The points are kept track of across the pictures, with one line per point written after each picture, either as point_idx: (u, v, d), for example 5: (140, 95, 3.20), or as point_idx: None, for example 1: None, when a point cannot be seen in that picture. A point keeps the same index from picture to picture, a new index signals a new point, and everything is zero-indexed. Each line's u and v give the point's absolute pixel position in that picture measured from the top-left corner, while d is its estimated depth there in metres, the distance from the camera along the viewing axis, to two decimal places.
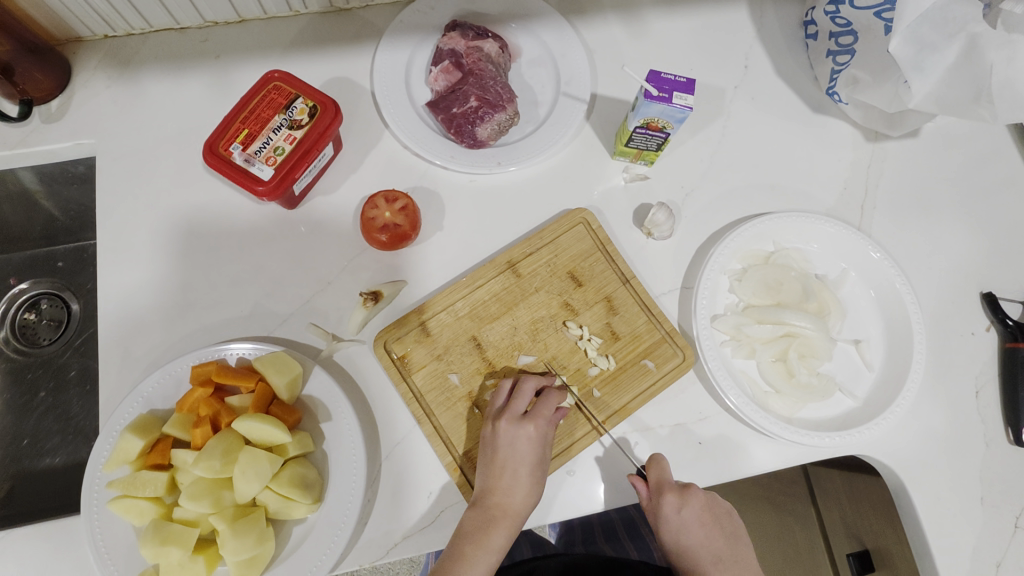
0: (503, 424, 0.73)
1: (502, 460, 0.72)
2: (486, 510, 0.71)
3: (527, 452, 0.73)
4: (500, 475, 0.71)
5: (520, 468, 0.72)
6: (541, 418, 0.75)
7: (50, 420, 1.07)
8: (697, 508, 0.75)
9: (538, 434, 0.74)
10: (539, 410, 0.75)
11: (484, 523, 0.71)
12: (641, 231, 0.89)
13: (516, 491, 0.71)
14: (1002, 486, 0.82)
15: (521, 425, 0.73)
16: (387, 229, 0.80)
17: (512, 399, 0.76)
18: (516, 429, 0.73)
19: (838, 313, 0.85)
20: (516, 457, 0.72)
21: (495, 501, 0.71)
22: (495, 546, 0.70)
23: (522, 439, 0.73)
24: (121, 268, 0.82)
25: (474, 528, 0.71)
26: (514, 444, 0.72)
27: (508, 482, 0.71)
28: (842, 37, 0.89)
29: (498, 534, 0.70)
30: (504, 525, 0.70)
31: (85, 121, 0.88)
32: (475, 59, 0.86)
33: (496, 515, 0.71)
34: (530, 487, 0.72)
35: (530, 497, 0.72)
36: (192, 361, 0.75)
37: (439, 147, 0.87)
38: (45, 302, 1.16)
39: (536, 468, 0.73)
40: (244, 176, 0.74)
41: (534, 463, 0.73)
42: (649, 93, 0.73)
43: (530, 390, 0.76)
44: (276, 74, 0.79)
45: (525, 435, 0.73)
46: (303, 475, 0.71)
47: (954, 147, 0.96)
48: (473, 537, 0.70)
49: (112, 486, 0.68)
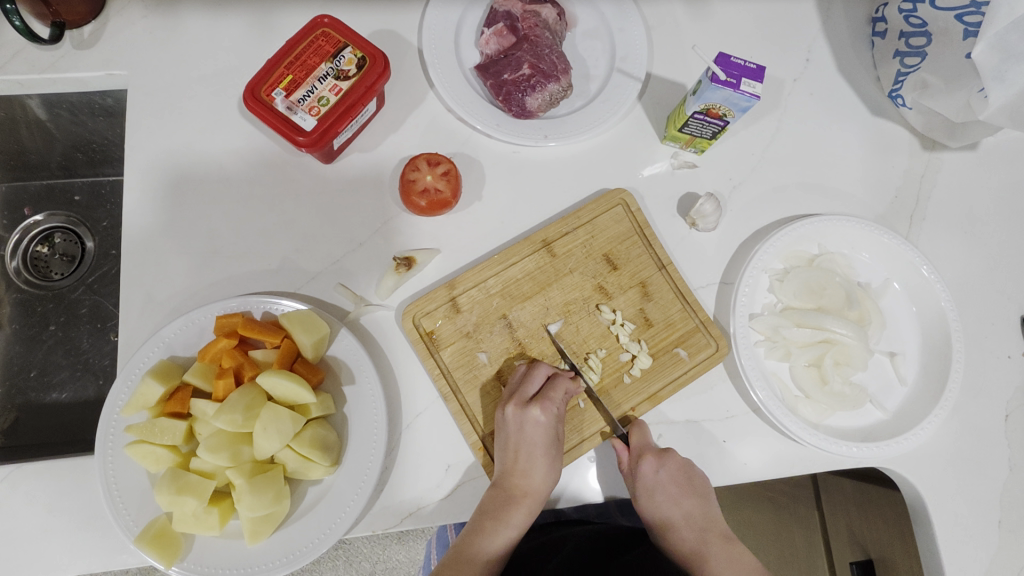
0: (510, 410, 0.72)
1: (515, 445, 0.70)
2: (506, 490, 0.70)
3: (537, 436, 0.71)
4: (515, 458, 0.70)
5: (534, 452, 0.70)
6: (548, 400, 0.72)
7: (58, 355, 1.05)
8: (676, 474, 0.73)
9: (546, 417, 0.71)
10: (547, 392, 0.73)
11: (503, 501, 0.70)
12: (684, 221, 0.86)
13: (533, 473, 0.70)
14: (1020, 511, 0.81)
15: (528, 408, 0.71)
16: (427, 194, 0.77)
17: (522, 384, 0.74)
18: (523, 414, 0.71)
19: (878, 323, 0.83)
20: (526, 441, 0.70)
21: (511, 481, 0.70)
22: (515, 523, 0.70)
23: (531, 423, 0.71)
24: (147, 206, 0.80)
25: (494, 506, 0.70)
26: (523, 428, 0.71)
27: (525, 465, 0.70)
28: (914, 37, 0.85)
29: (518, 512, 0.70)
30: (525, 504, 0.70)
31: (119, 51, 0.84)
32: (531, 24, 0.82)
33: (516, 495, 0.70)
34: (547, 469, 0.71)
35: (550, 478, 0.71)
36: (217, 311, 0.72)
37: (485, 114, 0.83)
38: (59, 236, 1.13)
39: (552, 448, 0.72)
40: (286, 125, 0.71)
41: (548, 446, 0.71)
42: (716, 77, 0.70)
43: (542, 375, 0.74)
44: (325, 19, 0.75)
45: (533, 420, 0.71)
46: (324, 437, 0.70)
47: (1011, 165, 0.93)
48: (493, 514, 0.70)
49: (129, 430, 0.66)
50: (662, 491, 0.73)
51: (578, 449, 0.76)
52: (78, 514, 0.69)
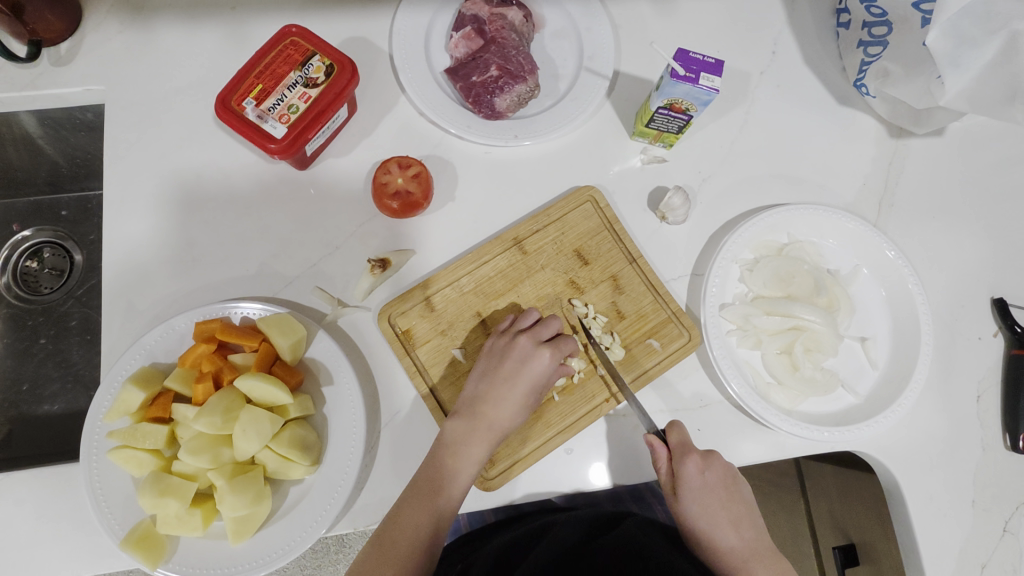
0: (520, 341, 0.75)
1: (507, 372, 0.73)
2: (473, 419, 0.72)
3: (532, 376, 0.73)
4: (499, 386, 0.73)
5: (520, 388, 0.73)
6: (557, 350, 0.75)
7: (49, 367, 1.07)
8: (721, 477, 0.74)
9: (548, 364, 0.74)
10: (560, 341, 0.76)
11: (469, 429, 0.71)
12: (655, 215, 0.88)
13: (508, 408, 0.72)
14: (994, 490, 0.83)
15: (537, 349, 0.74)
16: (399, 196, 0.79)
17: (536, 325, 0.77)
18: (530, 351, 0.74)
19: (847, 308, 0.84)
20: (521, 374, 0.73)
21: (483, 411, 0.72)
22: (471, 455, 0.71)
23: (533, 361, 0.73)
24: (126, 217, 0.81)
25: (459, 430, 0.71)
26: (525, 362, 0.73)
27: (503, 394, 0.72)
28: (876, 27, 0.86)
29: (477, 448, 0.71)
30: (484, 439, 0.71)
31: (95, 66, 0.86)
32: (497, 26, 0.84)
33: (480, 425, 0.71)
34: (520, 408, 0.73)
35: (518, 419, 0.73)
36: (196, 317, 0.74)
37: (456, 116, 0.85)
38: (47, 250, 1.15)
39: (533, 392, 0.74)
40: (257, 134, 0.72)
41: (534, 388, 0.74)
42: (676, 73, 0.71)
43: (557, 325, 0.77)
44: (294, 29, 0.77)
45: (537, 359, 0.74)
46: (303, 437, 0.71)
47: (977, 149, 0.94)
48: (455, 442, 0.71)
49: (111, 436, 0.68)
50: (709, 494, 0.73)
51: (555, 440, 0.77)
52: (65, 520, 0.71)
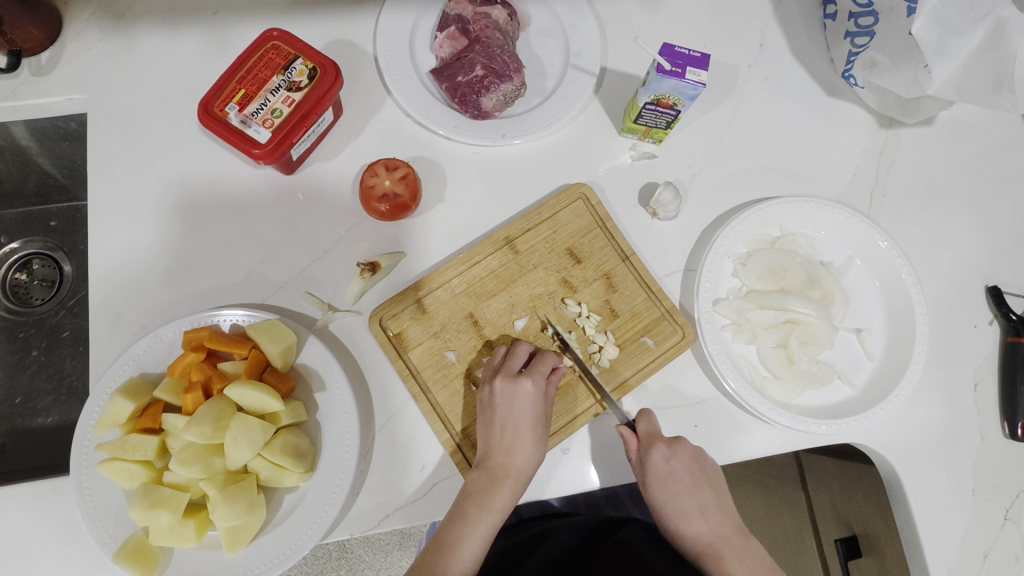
0: (499, 384, 0.73)
1: (502, 420, 0.71)
2: (489, 471, 0.70)
3: (526, 409, 0.71)
4: (501, 434, 0.71)
5: (519, 426, 0.71)
6: (537, 373, 0.74)
7: (42, 380, 1.06)
8: (688, 464, 0.73)
9: (535, 390, 0.73)
10: (535, 364, 0.75)
11: (487, 480, 0.70)
12: (646, 211, 0.87)
13: (518, 450, 0.71)
14: (994, 478, 0.82)
15: (518, 381, 0.72)
16: (387, 198, 0.78)
17: (507, 359, 0.75)
18: (512, 386, 0.72)
19: (841, 300, 0.84)
20: (514, 416, 0.71)
21: (494, 459, 0.70)
22: (499, 506, 0.69)
23: (520, 396, 0.72)
24: (113, 227, 0.81)
25: (477, 490, 0.70)
26: (514, 401, 0.71)
27: (509, 441, 0.71)
28: (862, 17, 0.86)
29: (502, 494, 0.70)
30: (508, 485, 0.70)
31: (78, 75, 0.85)
32: (482, 25, 0.83)
33: (499, 475, 0.70)
34: (532, 446, 0.71)
35: (533, 457, 0.71)
36: (185, 326, 0.73)
37: (443, 117, 0.85)
38: (36, 262, 1.14)
39: (537, 424, 0.73)
40: (240, 139, 0.72)
41: (535, 420, 0.72)
42: (661, 68, 0.71)
43: (525, 351, 0.76)
44: (275, 32, 0.76)
45: (524, 392, 0.72)
46: (295, 444, 0.70)
47: (967, 136, 0.94)
48: (476, 498, 0.69)
49: (101, 448, 0.67)
50: (675, 479, 0.73)
51: (551, 440, 0.77)
52: (57, 533, 0.70)
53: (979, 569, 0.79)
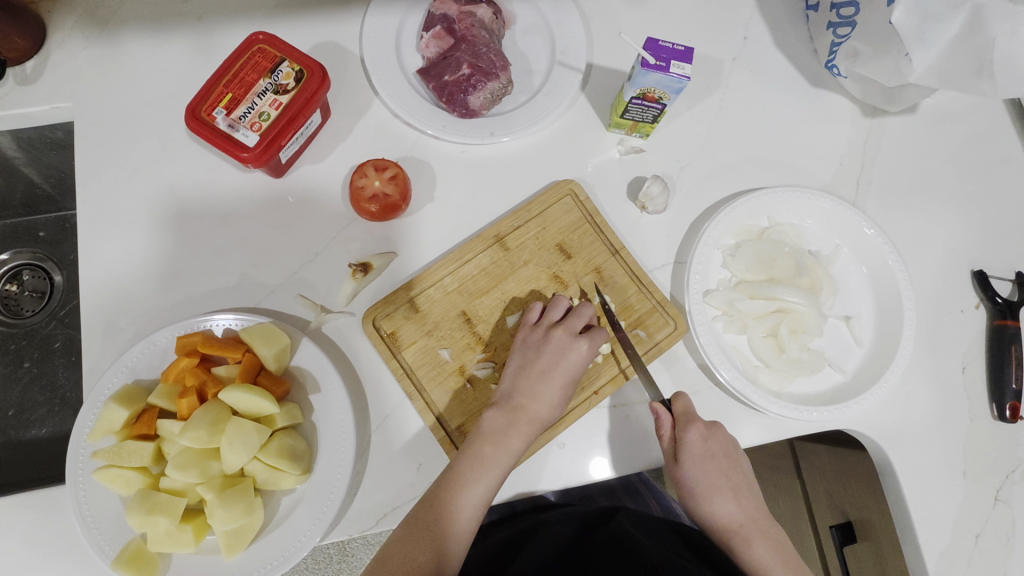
0: (554, 335, 0.77)
1: (544, 366, 0.75)
2: (512, 412, 0.73)
3: (572, 365, 0.75)
4: (536, 379, 0.74)
5: (555, 377, 0.75)
6: (594, 339, 0.77)
7: (35, 391, 1.05)
8: (724, 448, 0.75)
9: (587, 353, 0.76)
10: (593, 331, 0.78)
11: (507, 422, 0.72)
12: (635, 205, 0.88)
13: (546, 398, 0.74)
14: (984, 460, 0.83)
15: (575, 340, 0.76)
16: (377, 199, 0.78)
17: (569, 316, 0.79)
18: (568, 342, 0.76)
19: (830, 288, 0.85)
20: (557, 366, 0.75)
21: (519, 402, 0.73)
22: (511, 449, 0.71)
23: (571, 352, 0.76)
24: (103, 235, 0.80)
25: (496, 428, 0.72)
26: (562, 354, 0.75)
27: (541, 387, 0.74)
28: (844, 8, 0.87)
29: (516, 439, 0.71)
30: (524, 430, 0.72)
31: (63, 83, 0.85)
32: (467, 24, 0.83)
33: (520, 419, 0.72)
34: (558, 400, 0.75)
35: (556, 409, 0.75)
36: (177, 332, 0.73)
37: (431, 117, 0.85)
38: (27, 273, 1.14)
39: (571, 383, 0.76)
40: (228, 143, 0.72)
41: (572, 379, 0.76)
42: (646, 62, 0.71)
43: (588, 314, 0.79)
44: (261, 36, 0.76)
45: (576, 350, 0.76)
46: (292, 446, 0.71)
47: (950, 123, 0.95)
48: (493, 438, 0.71)
49: (96, 456, 0.67)
50: (711, 462, 0.74)
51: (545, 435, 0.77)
52: (56, 542, 0.70)
53: (971, 550, 0.80)
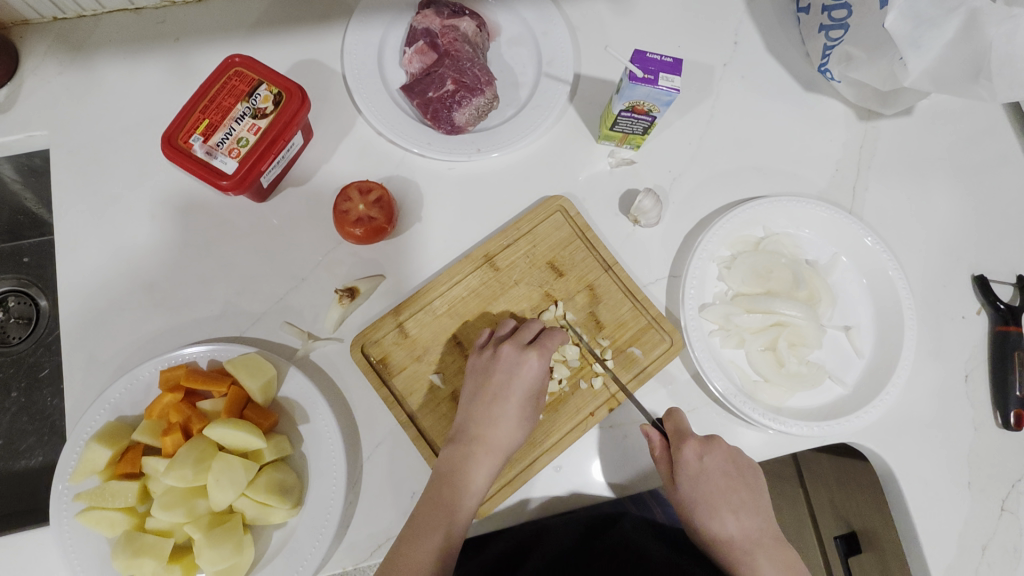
0: (505, 350, 0.74)
1: (494, 389, 0.72)
2: (469, 445, 0.70)
3: (523, 384, 0.72)
4: (489, 404, 0.72)
5: (505, 403, 0.72)
6: (544, 348, 0.74)
7: (23, 421, 1.03)
8: (723, 462, 0.73)
9: (540, 366, 0.73)
10: (544, 340, 0.75)
11: (459, 460, 0.69)
12: (627, 218, 0.86)
13: (500, 424, 0.71)
14: (989, 470, 0.82)
15: (522, 353, 0.73)
16: (362, 223, 0.76)
17: (520, 328, 0.76)
18: (516, 358, 0.73)
19: (828, 299, 0.83)
20: (509, 387, 0.72)
21: (473, 433, 0.71)
22: (473, 484, 0.69)
23: (522, 369, 0.73)
24: (83, 266, 0.79)
25: (453, 463, 0.69)
26: (512, 373, 0.72)
27: (495, 413, 0.72)
28: (835, 10, 0.85)
29: (477, 472, 0.69)
30: (484, 460, 0.70)
31: (37, 111, 0.83)
32: (450, 38, 0.81)
33: (478, 449, 0.70)
34: (515, 422, 0.72)
35: (516, 434, 0.72)
36: (160, 366, 0.71)
37: (416, 134, 0.83)
38: (11, 300, 1.11)
39: (528, 401, 0.73)
40: (206, 170, 0.70)
41: (525, 398, 0.73)
42: (634, 75, 0.70)
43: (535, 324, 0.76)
44: (237, 58, 0.74)
45: (526, 364, 0.73)
46: (281, 480, 0.69)
47: (946, 125, 0.93)
48: (452, 473, 0.69)
49: (79, 498, 0.65)
50: (708, 478, 0.72)
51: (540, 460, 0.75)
52: None
53: (979, 563, 0.79)
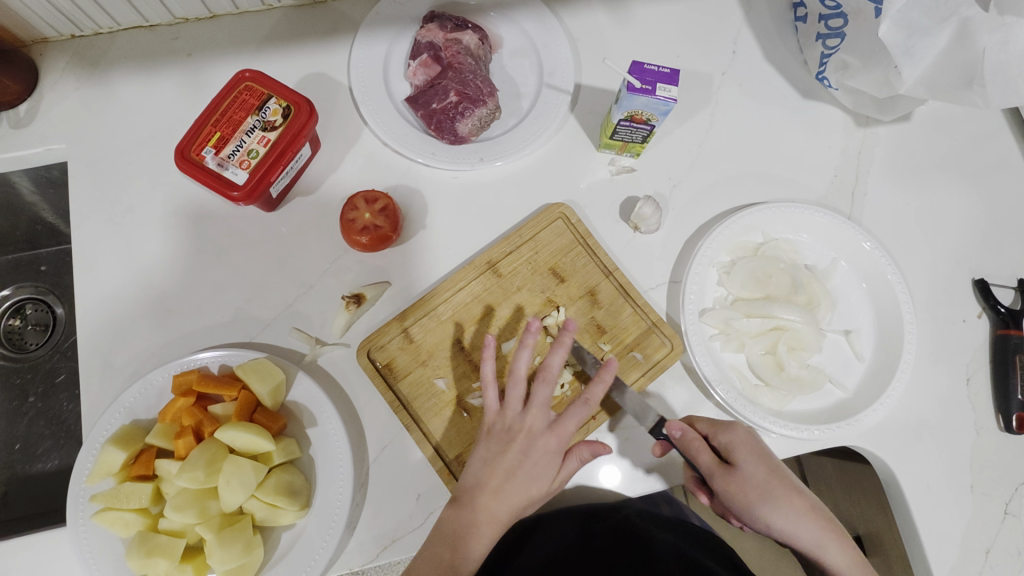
0: (519, 422, 0.70)
1: (506, 465, 0.68)
2: (471, 513, 0.67)
3: (539, 461, 0.68)
4: (498, 479, 0.68)
5: (526, 477, 0.68)
6: (567, 426, 0.69)
7: (41, 425, 1.06)
8: (752, 451, 0.69)
9: (558, 445, 0.69)
10: (568, 418, 0.69)
11: (466, 523, 0.67)
12: (628, 225, 0.87)
13: (508, 497, 0.68)
14: (992, 473, 0.82)
15: (545, 431, 0.69)
16: (367, 231, 0.78)
17: (534, 398, 0.70)
18: (535, 436, 0.69)
19: (827, 304, 0.84)
20: (523, 465, 0.68)
21: (481, 500, 0.67)
22: (474, 548, 0.66)
23: (539, 447, 0.69)
24: (100, 274, 0.81)
25: (456, 529, 0.66)
26: (528, 449, 0.69)
27: (501, 487, 0.68)
28: (832, 19, 0.86)
29: (478, 540, 0.66)
30: (486, 528, 0.67)
31: (56, 125, 0.86)
32: (453, 51, 0.84)
33: (481, 518, 0.67)
34: (527, 495, 0.68)
35: (524, 505, 0.69)
36: (173, 371, 0.73)
37: (420, 145, 0.85)
38: (29, 307, 1.15)
39: (541, 477, 0.69)
40: (218, 182, 0.72)
41: (539, 475, 0.68)
42: (632, 86, 0.71)
43: (546, 394, 0.70)
44: (247, 73, 0.77)
45: (542, 442, 0.69)
46: (290, 482, 0.70)
47: (945, 130, 0.94)
48: (454, 541, 0.66)
49: (95, 499, 0.67)
50: (744, 472, 0.67)
51: None
52: None
53: (982, 566, 0.79)
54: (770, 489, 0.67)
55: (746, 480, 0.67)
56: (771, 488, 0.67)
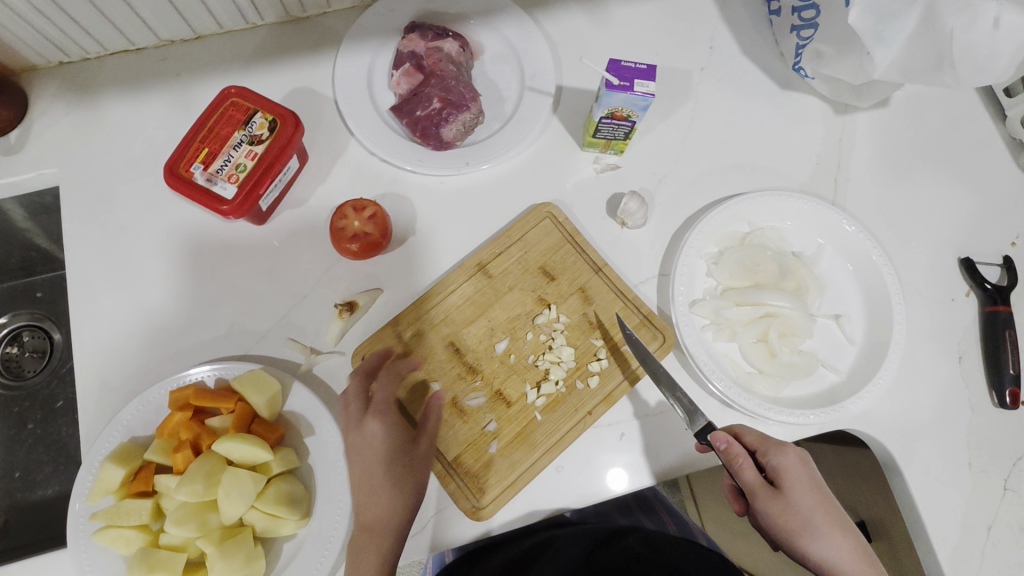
0: (360, 425, 0.74)
1: (360, 471, 0.71)
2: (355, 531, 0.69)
3: (376, 450, 0.72)
4: (363, 483, 0.71)
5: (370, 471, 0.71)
6: (378, 410, 0.74)
7: (40, 451, 1.05)
8: (803, 479, 0.68)
9: (382, 430, 0.73)
10: (377, 404, 0.75)
11: (360, 542, 0.67)
12: (615, 222, 0.88)
13: (378, 500, 0.69)
14: (989, 449, 0.82)
15: (359, 426, 0.73)
16: (357, 238, 0.79)
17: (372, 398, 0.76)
18: (356, 432, 0.73)
19: (815, 289, 0.84)
20: (369, 461, 0.71)
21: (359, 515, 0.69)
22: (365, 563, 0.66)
23: (366, 438, 0.73)
24: (95, 295, 0.82)
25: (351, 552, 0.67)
26: (359, 447, 0.72)
27: (371, 490, 0.70)
28: (805, 12, 0.88)
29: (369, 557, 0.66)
30: (370, 544, 0.67)
31: (48, 150, 0.87)
32: (435, 59, 0.85)
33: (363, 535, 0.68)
34: (390, 494, 0.70)
35: (394, 509, 0.69)
36: (170, 386, 0.74)
37: (407, 152, 0.86)
38: (26, 334, 1.15)
39: (391, 461, 0.71)
40: (207, 197, 0.73)
41: (388, 461, 0.71)
42: (611, 84, 0.73)
43: (385, 390, 0.76)
44: (232, 89, 0.78)
45: (371, 434, 0.73)
46: (289, 491, 0.71)
47: (923, 114, 0.96)
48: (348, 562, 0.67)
49: (95, 517, 0.67)
50: (788, 496, 0.68)
51: (542, 459, 0.76)
52: None
53: (984, 543, 0.79)
54: (815, 520, 0.67)
55: (790, 505, 0.67)
56: (814, 518, 0.67)
